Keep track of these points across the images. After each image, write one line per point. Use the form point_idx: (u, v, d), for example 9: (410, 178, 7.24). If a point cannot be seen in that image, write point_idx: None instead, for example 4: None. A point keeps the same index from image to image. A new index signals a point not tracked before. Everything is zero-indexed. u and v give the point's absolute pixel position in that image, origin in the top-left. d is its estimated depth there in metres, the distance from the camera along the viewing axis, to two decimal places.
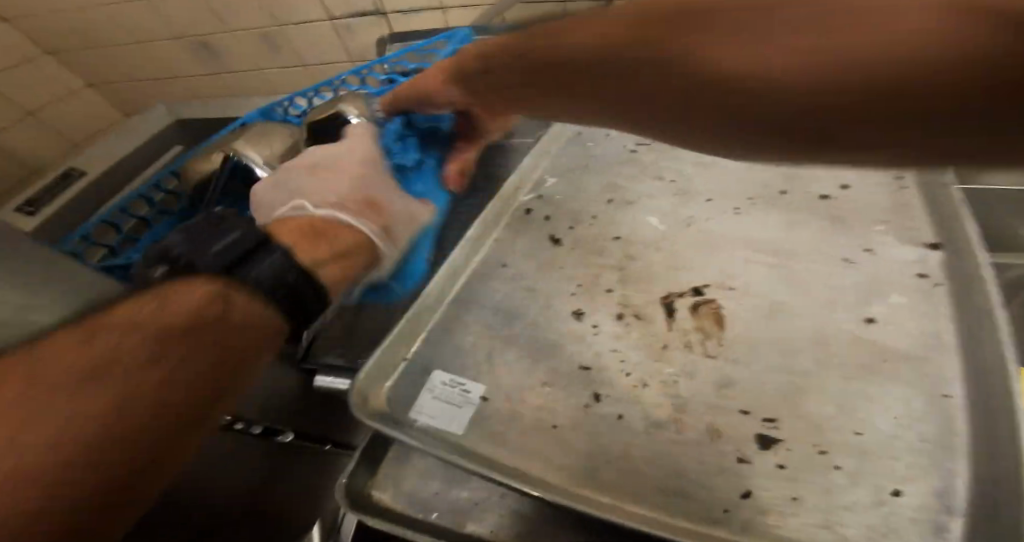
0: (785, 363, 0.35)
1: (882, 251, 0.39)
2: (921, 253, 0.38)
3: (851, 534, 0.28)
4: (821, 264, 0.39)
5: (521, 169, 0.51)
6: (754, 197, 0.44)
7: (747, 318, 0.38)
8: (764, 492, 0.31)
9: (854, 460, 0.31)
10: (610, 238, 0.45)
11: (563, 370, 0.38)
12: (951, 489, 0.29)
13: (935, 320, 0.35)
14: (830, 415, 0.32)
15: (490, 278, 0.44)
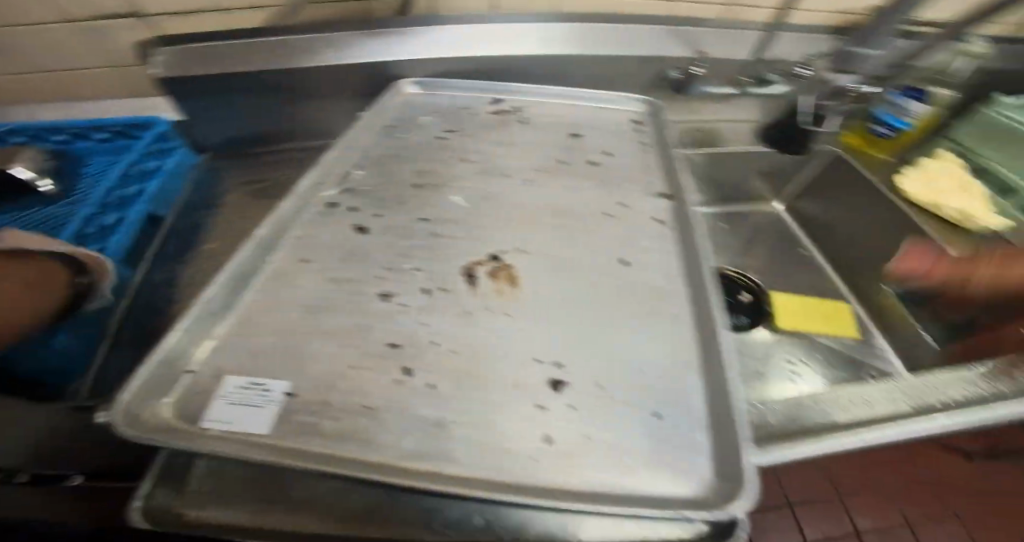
0: (566, 310, 0.43)
1: (631, 204, 0.53)
2: (656, 202, 0.54)
3: (626, 458, 0.34)
4: (591, 220, 0.51)
5: (324, 166, 0.55)
6: (543, 169, 0.59)
7: (535, 275, 0.46)
8: (560, 434, 0.35)
9: (622, 389, 0.37)
10: (417, 221, 0.50)
11: (370, 351, 0.39)
12: (691, 400, 0.37)
13: (668, 256, 0.47)
14: (602, 351, 0.40)
15: (293, 275, 0.44)
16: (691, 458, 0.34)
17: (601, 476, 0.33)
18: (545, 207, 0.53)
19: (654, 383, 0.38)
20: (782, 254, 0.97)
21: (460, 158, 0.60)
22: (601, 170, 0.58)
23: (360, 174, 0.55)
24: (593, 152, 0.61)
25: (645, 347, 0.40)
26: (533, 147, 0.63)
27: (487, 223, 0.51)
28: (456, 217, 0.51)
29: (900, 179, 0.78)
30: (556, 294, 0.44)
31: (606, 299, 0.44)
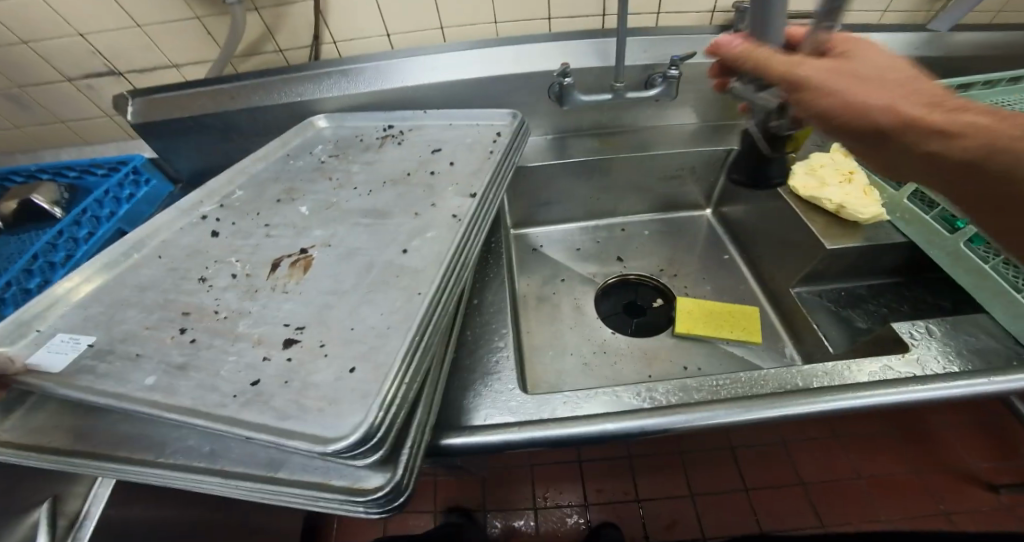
0: (334, 287, 0.51)
1: (440, 204, 0.61)
2: (463, 201, 0.61)
3: (308, 396, 0.41)
4: (398, 218, 0.59)
5: (211, 188, 0.67)
6: (387, 180, 0.67)
7: (327, 262, 0.54)
8: (270, 378, 0.42)
9: (339, 347, 0.44)
10: (262, 225, 0.62)
11: (169, 317, 0.49)
12: (386, 355, 0.43)
13: (441, 245, 0.54)
14: (341, 318, 0.47)
15: (144, 266, 0.57)
16: (357, 405, 0.39)
17: (273, 411, 0.39)
18: (369, 210, 0.62)
19: (365, 343, 0.44)
20: (702, 258, 0.96)
21: (325, 177, 0.71)
22: (433, 177, 0.66)
23: (237, 194, 0.68)
24: (439, 163, 0.69)
25: (375, 318, 0.47)
26: (392, 162, 0.72)
27: (313, 227, 0.60)
28: (294, 223, 0.62)
29: (789, 175, 0.77)
30: (333, 277, 0.52)
31: (369, 279, 0.51)
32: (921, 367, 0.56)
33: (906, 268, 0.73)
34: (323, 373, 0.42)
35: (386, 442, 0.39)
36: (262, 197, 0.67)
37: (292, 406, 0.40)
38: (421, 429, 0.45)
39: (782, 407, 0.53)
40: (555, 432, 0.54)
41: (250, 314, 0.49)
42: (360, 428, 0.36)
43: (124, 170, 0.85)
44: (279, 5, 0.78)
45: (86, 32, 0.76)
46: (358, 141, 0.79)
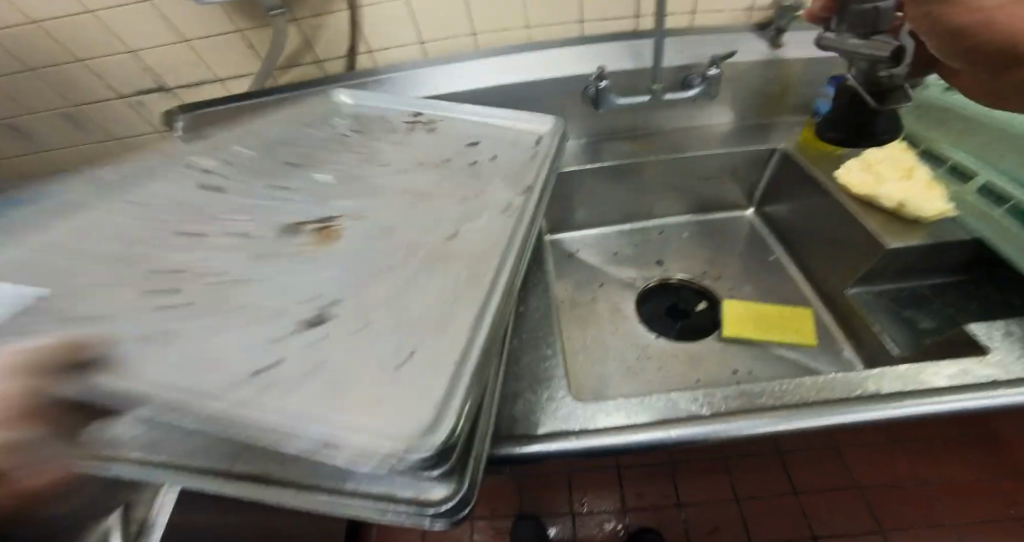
0: (368, 266, 0.46)
1: (491, 192, 0.60)
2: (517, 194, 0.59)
3: (348, 379, 0.33)
4: (445, 202, 0.57)
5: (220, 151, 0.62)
6: (428, 161, 0.66)
7: (359, 237, 0.50)
8: (294, 359, 0.34)
9: (388, 320, 0.39)
10: (278, 188, 0.57)
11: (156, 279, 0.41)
12: (445, 335, 0.38)
13: (501, 230, 0.52)
14: (387, 295, 0.42)
15: None
16: (416, 386, 0.33)
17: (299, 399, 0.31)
18: (405, 193, 0.59)
19: (418, 323, 0.39)
20: (746, 259, 0.93)
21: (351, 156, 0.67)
22: (478, 167, 0.66)
23: (245, 154, 0.62)
24: (483, 155, 0.69)
25: (437, 301, 0.41)
26: (425, 147, 0.69)
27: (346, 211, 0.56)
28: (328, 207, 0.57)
29: (842, 172, 0.75)
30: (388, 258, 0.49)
31: (437, 262, 0.46)
32: (1002, 371, 0.53)
33: (974, 263, 0.70)
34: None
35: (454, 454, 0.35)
36: (267, 168, 0.61)
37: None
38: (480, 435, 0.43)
39: (849, 414, 0.52)
40: (609, 443, 0.52)
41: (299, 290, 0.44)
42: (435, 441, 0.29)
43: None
44: (319, 16, 0.78)
45: (139, 48, 0.76)
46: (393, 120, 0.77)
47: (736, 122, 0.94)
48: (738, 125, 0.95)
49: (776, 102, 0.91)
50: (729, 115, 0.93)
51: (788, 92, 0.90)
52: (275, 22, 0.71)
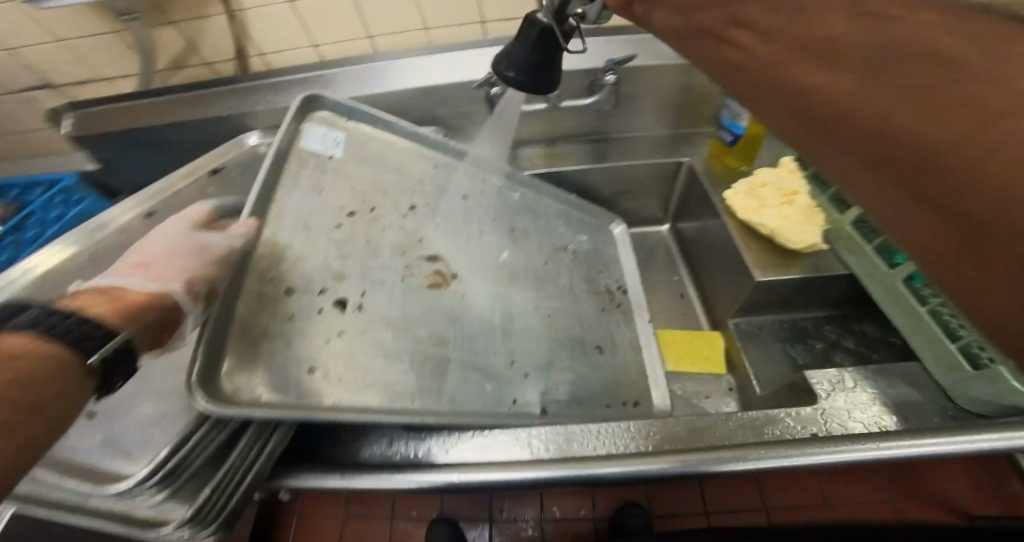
0: (335, 280, 0.51)
1: (458, 249, 0.62)
2: (478, 267, 0.63)
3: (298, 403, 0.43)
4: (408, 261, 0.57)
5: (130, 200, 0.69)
6: (417, 204, 0.62)
7: (326, 246, 0.53)
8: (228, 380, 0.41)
9: (297, 393, 0.43)
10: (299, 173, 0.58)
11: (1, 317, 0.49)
12: (368, 391, 0.47)
13: (465, 301, 0.59)
14: (313, 360, 0.45)
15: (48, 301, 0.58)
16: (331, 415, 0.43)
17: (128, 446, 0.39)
18: (395, 205, 0.60)
19: (318, 391, 0.44)
20: (655, 279, 0.90)
21: (307, 166, 0.58)
22: (468, 210, 0.66)
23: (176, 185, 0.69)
24: (483, 203, 0.69)
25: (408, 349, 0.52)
26: (410, 168, 0.64)
27: (293, 211, 0.54)
28: (307, 217, 0.54)
29: (728, 194, 0.70)
30: (384, 286, 0.53)
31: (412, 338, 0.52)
32: (831, 426, 0.48)
33: (859, 300, 0.66)
34: (143, 415, 0.41)
35: (179, 482, 0.38)
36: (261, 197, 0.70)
37: (103, 453, 0.39)
38: (209, 435, 0.39)
39: (675, 464, 0.48)
40: (411, 479, 0.50)
41: (278, 303, 0.47)
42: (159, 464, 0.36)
43: (54, 189, 0.88)
44: (197, 20, 0.75)
45: (14, 47, 0.75)
46: (336, 150, 0.60)
47: (654, 131, 0.88)
48: (657, 135, 0.89)
49: (695, 112, 0.85)
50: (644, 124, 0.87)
51: (705, 102, 0.83)
52: (133, 27, 0.71)
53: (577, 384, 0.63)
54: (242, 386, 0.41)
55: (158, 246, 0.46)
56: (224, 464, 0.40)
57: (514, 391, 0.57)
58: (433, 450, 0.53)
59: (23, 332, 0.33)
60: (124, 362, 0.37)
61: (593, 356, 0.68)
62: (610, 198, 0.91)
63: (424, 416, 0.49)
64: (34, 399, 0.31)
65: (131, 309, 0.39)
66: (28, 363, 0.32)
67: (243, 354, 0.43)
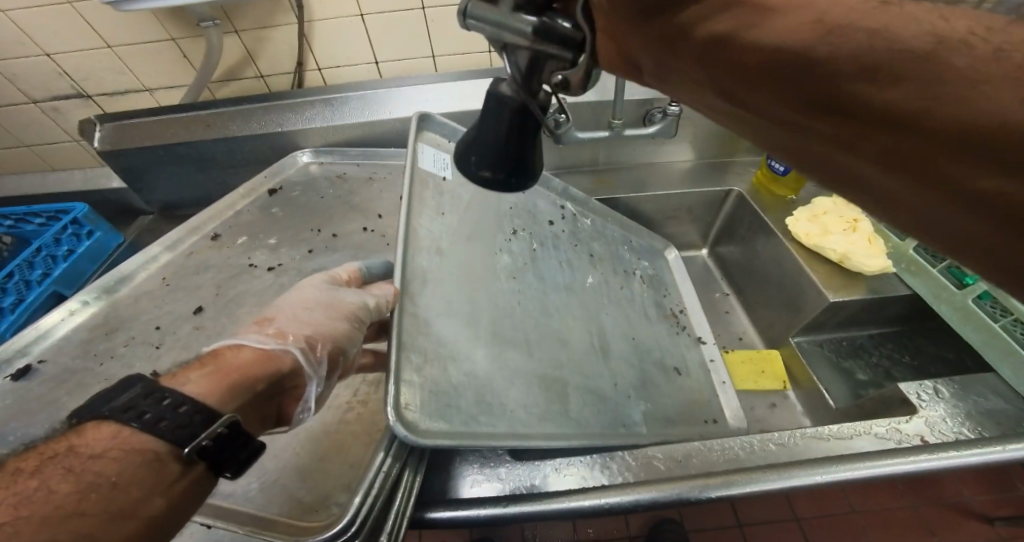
0: (466, 299, 0.51)
1: (554, 273, 0.65)
2: (570, 288, 0.65)
3: (455, 423, 0.42)
4: (517, 284, 0.58)
5: (198, 222, 0.65)
6: (517, 230, 0.65)
7: (451, 266, 0.53)
8: (404, 393, 0.40)
9: (456, 418, 0.42)
10: (422, 188, 0.58)
11: (136, 355, 0.51)
12: (511, 411, 0.47)
13: (568, 322, 0.61)
14: (460, 382, 0.45)
15: (121, 329, 0.53)
16: (489, 439, 0.43)
17: (323, 493, 0.40)
18: (500, 227, 0.63)
19: (477, 413, 0.44)
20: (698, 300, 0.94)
21: (428, 187, 0.59)
22: (555, 235, 0.70)
23: (263, 209, 0.70)
24: (565, 229, 0.73)
25: (532, 371, 0.52)
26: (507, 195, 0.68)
27: (426, 233, 0.54)
28: (438, 239, 0.54)
29: (790, 220, 0.75)
30: (507, 310, 0.54)
31: (537, 360, 0.53)
32: (931, 433, 0.54)
33: (908, 318, 0.72)
34: (288, 455, 0.43)
35: (365, 531, 0.37)
36: (344, 219, 0.69)
37: (265, 502, 0.39)
38: (389, 469, 0.40)
39: (801, 478, 0.50)
40: (541, 507, 0.50)
41: (432, 328, 0.46)
42: (348, 516, 0.36)
43: (63, 221, 0.77)
44: (262, 29, 0.74)
45: (55, 52, 0.72)
46: (447, 171, 0.63)
47: (696, 160, 0.93)
48: (699, 163, 0.93)
49: (739, 143, 0.90)
50: (690, 153, 0.92)
51: None
52: (207, 34, 0.69)
53: (668, 405, 0.65)
54: (420, 415, 0.40)
55: (294, 304, 0.45)
56: (394, 502, 0.41)
57: (623, 412, 0.58)
58: (549, 478, 0.53)
59: (115, 421, 0.31)
60: (236, 444, 0.34)
61: (675, 379, 0.69)
62: (656, 223, 0.95)
63: (561, 438, 0.49)
64: (123, 504, 0.30)
65: (240, 379, 0.37)
66: (109, 464, 0.30)
67: (413, 380, 0.41)
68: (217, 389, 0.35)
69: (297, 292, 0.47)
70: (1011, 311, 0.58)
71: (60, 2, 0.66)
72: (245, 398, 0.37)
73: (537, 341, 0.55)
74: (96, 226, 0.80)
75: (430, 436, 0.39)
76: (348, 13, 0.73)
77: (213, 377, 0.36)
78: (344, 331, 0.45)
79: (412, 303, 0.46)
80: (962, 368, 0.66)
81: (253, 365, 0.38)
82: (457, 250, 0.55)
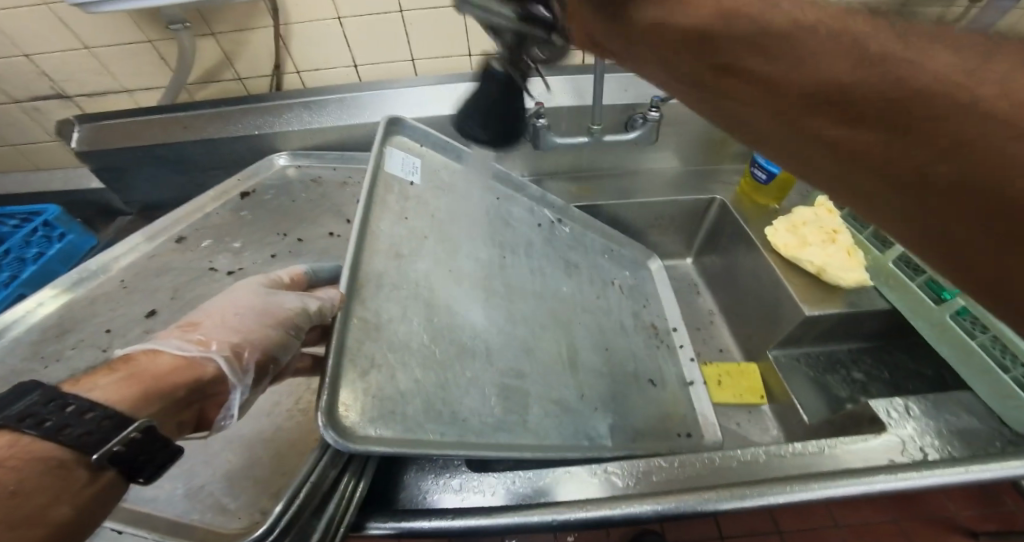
0: (425, 306, 0.51)
1: (523, 280, 0.64)
2: (541, 295, 0.64)
3: (397, 429, 0.41)
4: (484, 292, 0.58)
5: (164, 224, 0.65)
6: (487, 237, 0.64)
7: (410, 272, 0.52)
8: (342, 399, 0.40)
9: (398, 426, 0.41)
10: (389, 194, 0.58)
11: (87, 358, 0.50)
12: (464, 422, 0.46)
13: (535, 331, 0.60)
14: (408, 388, 0.44)
15: (74, 331, 0.53)
16: (434, 447, 0.42)
17: (262, 503, 0.40)
18: (471, 232, 0.62)
19: (425, 421, 0.43)
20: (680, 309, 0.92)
21: (392, 192, 0.58)
22: (529, 242, 0.69)
23: (232, 212, 0.70)
24: (541, 235, 0.72)
25: (490, 379, 0.51)
26: (479, 201, 0.67)
27: (386, 238, 0.53)
28: (399, 244, 0.54)
29: (769, 230, 0.74)
30: (470, 319, 0.54)
31: (497, 367, 0.52)
32: (900, 453, 0.52)
33: (886, 333, 0.71)
34: (221, 461, 0.43)
35: (290, 535, 0.38)
36: (315, 224, 0.69)
37: (189, 508, 0.40)
38: (325, 473, 0.41)
39: (754, 497, 0.50)
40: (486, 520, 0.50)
41: (382, 333, 0.45)
42: (271, 521, 0.36)
43: (32, 224, 0.78)
44: (240, 32, 0.74)
45: (33, 53, 0.73)
46: (415, 177, 0.62)
47: (680, 167, 0.92)
48: (683, 170, 0.92)
49: (723, 150, 0.88)
50: (674, 159, 0.90)
51: (734, 140, 0.87)
52: (179, 36, 0.69)
53: (637, 417, 0.63)
54: (360, 420, 0.39)
55: (226, 308, 0.44)
56: (327, 508, 0.42)
57: (587, 424, 0.57)
58: (501, 490, 0.53)
59: (12, 429, 0.31)
60: (154, 446, 0.34)
61: (648, 390, 0.68)
62: (638, 231, 0.93)
63: (517, 449, 0.48)
64: (27, 511, 0.30)
65: (153, 387, 0.36)
66: (8, 473, 0.30)
67: (355, 384, 0.41)
68: (128, 395, 0.35)
69: (232, 295, 0.46)
70: (989, 329, 0.56)
71: (37, 4, 0.66)
72: (162, 404, 0.36)
73: (499, 349, 0.54)
74: (67, 227, 0.81)
75: (365, 442, 0.38)
76: (325, 16, 0.73)
77: (125, 384, 0.36)
78: (276, 338, 0.44)
79: (362, 308, 0.46)
80: (941, 386, 0.65)
81: (167, 372, 0.38)
82: (418, 257, 0.54)
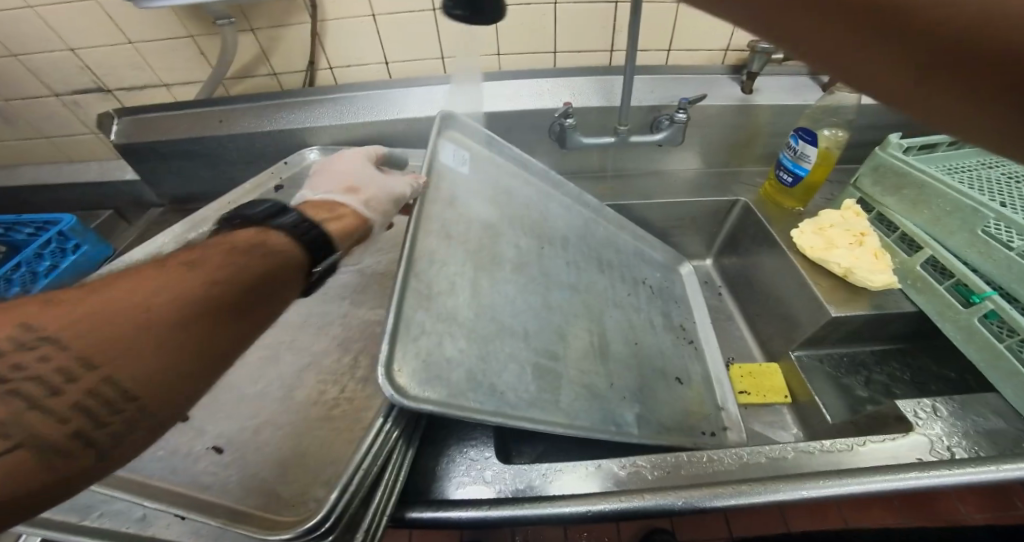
0: (473, 290, 0.52)
1: (560, 273, 0.65)
2: (576, 288, 0.65)
3: (441, 395, 0.42)
4: (525, 281, 0.59)
5: (202, 214, 0.68)
6: (528, 229, 0.65)
7: (459, 255, 0.53)
8: (397, 364, 0.41)
9: (442, 391, 0.42)
10: (442, 179, 0.59)
11: None
12: (503, 398, 0.47)
13: (572, 323, 0.61)
14: (453, 360, 0.45)
15: None
16: (473, 412, 0.43)
17: (315, 489, 0.41)
18: (515, 225, 0.63)
19: (467, 393, 0.44)
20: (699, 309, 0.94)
21: (444, 178, 0.60)
22: (566, 239, 0.70)
23: None
24: (577, 231, 0.73)
25: (530, 365, 0.52)
26: (520, 195, 0.68)
27: (437, 220, 0.54)
28: (449, 226, 0.55)
29: (795, 233, 0.74)
30: (511, 302, 0.55)
31: (537, 354, 0.54)
32: (928, 453, 0.53)
33: (910, 336, 0.72)
34: (272, 449, 0.44)
35: (342, 519, 0.39)
36: None
37: (243, 495, 0.41)
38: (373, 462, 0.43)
39: (789, 491, 0.50)
40: (522, 511, 0.51)
41: (435, 308, 0.47)
42: (327, 505, 0.38)
43: (47, 235, 0.78)
44: (277, 28, 0.76)
45: (77, 47, 0.74)
46: (464, 166, 0.64)
47: (702, 169, 0.93)
48: (704, 171, 0.93)
49: (746, 153, 0.89)
50: (697, 161, 0.92)
51: (758, 143, 0.88)
52: (223, 31, 0.71)
53: (664, 413, 0.64)
54: (411, 382, 0.41)
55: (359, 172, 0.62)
56: (375, 492, 0.44)
57: (618, 415, 0.58)
58: (536, 481, 0.55)
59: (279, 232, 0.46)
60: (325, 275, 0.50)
61: (675, 387, 0.69)
62: (659, 231, 0.94)
63: (552, 427, 0.49)
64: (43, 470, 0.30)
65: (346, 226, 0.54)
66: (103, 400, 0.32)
67: (408, 350, 0.42)
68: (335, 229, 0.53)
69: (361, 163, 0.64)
70: (1017, 332, 0.57)
71: None
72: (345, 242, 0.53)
73: (539, 337, 0.55)
74: (78, 237, 0.82)
75: (416, 402, 0.39)
76: (361, 13, 0.74)
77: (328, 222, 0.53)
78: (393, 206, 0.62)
79: (421, 285, 0.47)
80: (963, 388, 0.66)
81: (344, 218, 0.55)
82: (469, 244, 0.55)
